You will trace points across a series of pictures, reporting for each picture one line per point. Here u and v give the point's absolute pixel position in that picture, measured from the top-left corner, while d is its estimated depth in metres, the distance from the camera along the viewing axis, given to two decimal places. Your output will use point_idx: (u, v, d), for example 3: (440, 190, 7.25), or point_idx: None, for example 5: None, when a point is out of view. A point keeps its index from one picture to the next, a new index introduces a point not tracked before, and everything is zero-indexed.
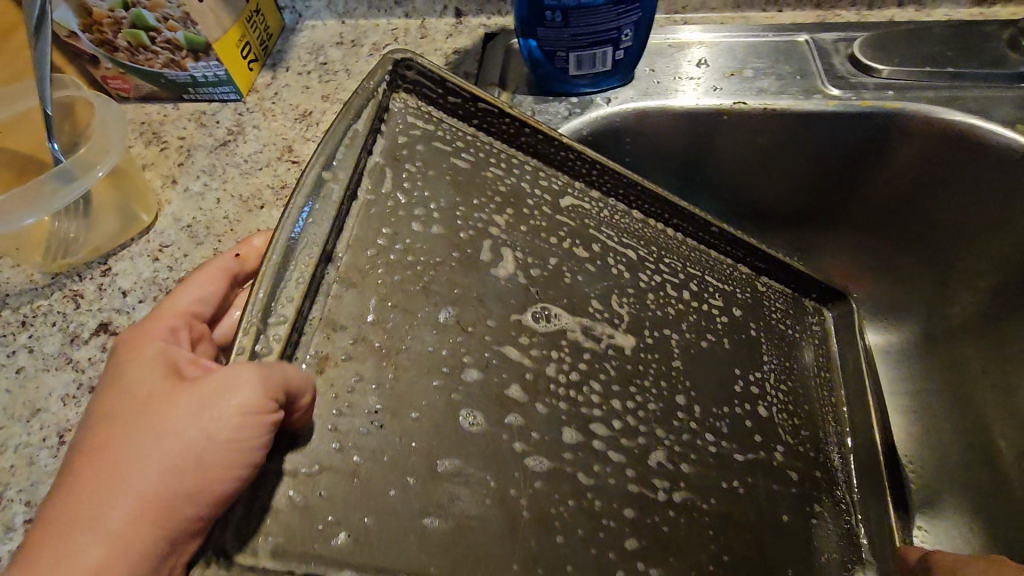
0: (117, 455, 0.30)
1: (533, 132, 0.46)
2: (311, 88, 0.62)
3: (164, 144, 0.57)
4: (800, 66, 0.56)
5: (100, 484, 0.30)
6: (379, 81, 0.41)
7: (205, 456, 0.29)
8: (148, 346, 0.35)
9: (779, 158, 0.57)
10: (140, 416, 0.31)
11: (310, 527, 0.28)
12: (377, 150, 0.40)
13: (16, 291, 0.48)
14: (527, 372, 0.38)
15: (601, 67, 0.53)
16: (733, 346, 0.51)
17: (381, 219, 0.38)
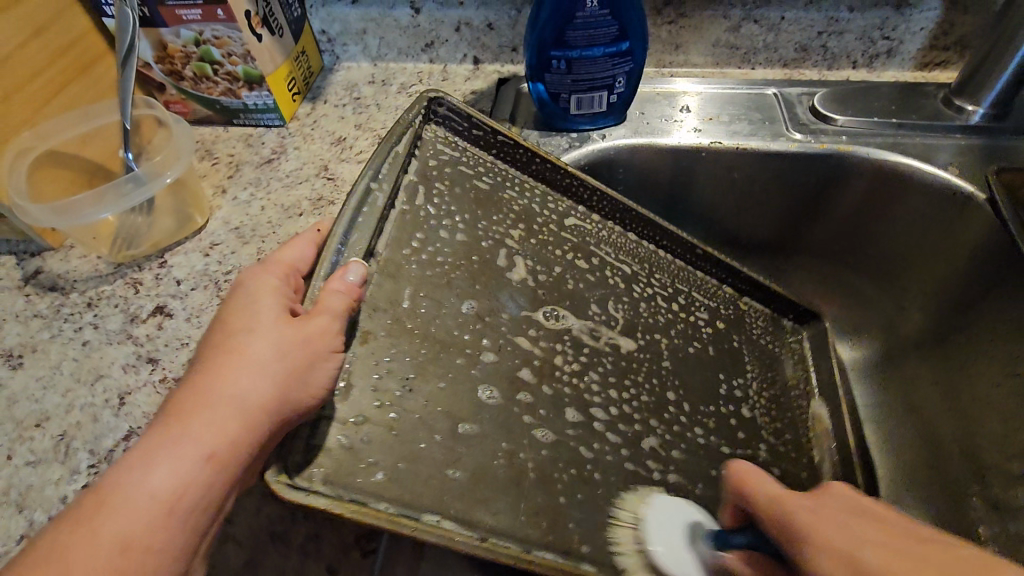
0: (227, 365, 0.34)
1: (543, 162, 0.54)
2: (346, 118, 0.70)
3: (215, 160, 0.66)
4: (769, 113, 0.65)
5: (211, 388, 0.33)
6: (415, 115, 0.49)
7: (305, 380, 0.34)
8: (260, 283, 0.38)
9: (755, 194, 0.66)
10: (250, 339, 0.35)
11: (353, 464, 0.33)
12: (411, 169, 0.47)
13: (83, 277, 0.54)
14: (534, 358, 0.45)
15: (598, 108, 0.62)
16: (717, 354, 0.58)
17: (414, 226, 0.44)
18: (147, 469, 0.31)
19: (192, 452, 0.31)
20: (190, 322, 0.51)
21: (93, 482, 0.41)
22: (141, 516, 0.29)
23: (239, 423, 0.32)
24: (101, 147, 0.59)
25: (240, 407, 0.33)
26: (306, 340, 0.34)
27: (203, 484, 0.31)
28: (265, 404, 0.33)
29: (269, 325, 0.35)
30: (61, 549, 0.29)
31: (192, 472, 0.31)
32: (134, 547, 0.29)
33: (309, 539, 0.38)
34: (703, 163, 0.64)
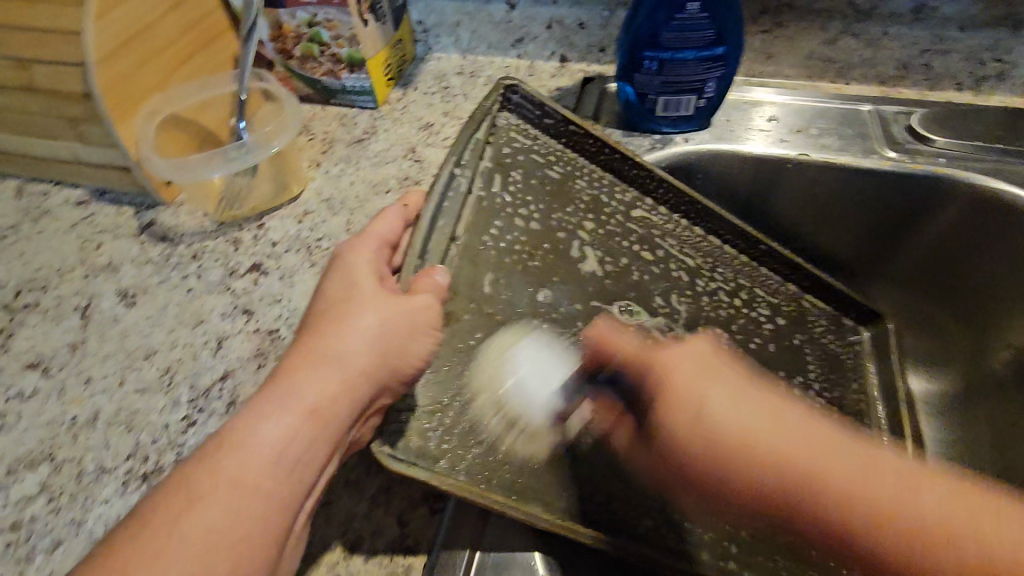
0: (329, 332, 0.36)
1: (613, 151, 0.53)
2: (434, 105, 0.73)
3: (312, 135, 0.70)
4: (862, 130, 0.64)
5: (317, 349, 0.36)
6: (493, 101, 0.50)
7: (403, 350, 0.36)
8: (361, 257, 0.41)
9: (834, 203, 0.64)
10: (353, 309, 0.37)
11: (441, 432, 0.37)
12: (486, 156, 0.48)
13: (190, 231, 0.59)
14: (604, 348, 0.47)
15: (684, 111, 0.62)
16: (777, 350, 0.57)
17: (492, 213, 0.46)
18: (258, 421, 0.33)
19: (298, 409, 0.34)
20: (283, 280, 0.55)
21: (191, 414, 0.45)
22: (255, 464, 0.32)
23: (341, 383, 0.35)
24: (216, 114, 0.64)
25: (341, 371, 0.35)
26: (404, 313, 0.36)
27: (306, 439, 0.33)
28: (366, 368, 0.35)
29: (370, 295, 0.38)
30: (184, 489, 0.32)
31: (298, 427, 0.33)
32: (249, 487, 0.31)
33: (380, 490, 0.40)
34: (787, 174, 0.63)
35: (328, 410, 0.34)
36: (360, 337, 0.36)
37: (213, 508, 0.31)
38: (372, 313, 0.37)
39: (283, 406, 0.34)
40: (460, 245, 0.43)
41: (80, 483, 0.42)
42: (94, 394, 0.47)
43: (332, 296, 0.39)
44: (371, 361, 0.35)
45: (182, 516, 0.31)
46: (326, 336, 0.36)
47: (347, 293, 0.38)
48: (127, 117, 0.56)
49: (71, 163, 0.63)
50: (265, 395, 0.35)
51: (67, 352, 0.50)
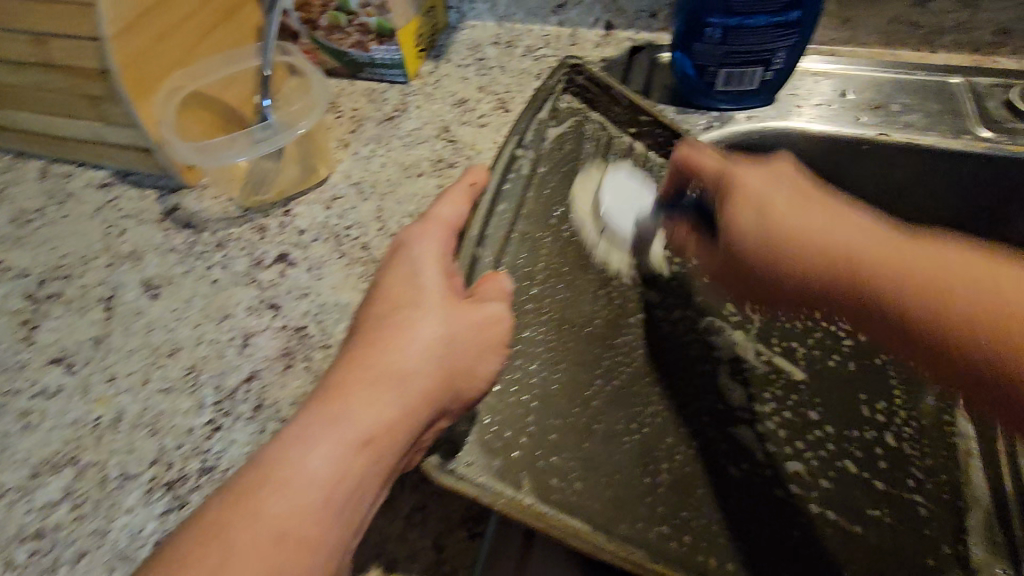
0: (389, 339, 0.33)
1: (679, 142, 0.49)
2: (468, 79, 0.67)
3: (340, 113, 0.65)
4: (953, 106, 0.56)
5: (374, 363, 0.32)
6: (556, 82, 0.48)
7: (468, 372, 0.33)
8: (423, 254, 0.37)
9: (912, 194, 0.58)
10: (418, 315, 0.34)
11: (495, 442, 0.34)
12: (550, 140, 0.47)
13: (214, 217, 0.56)
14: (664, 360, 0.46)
15: (747, 86, 0.56)
16: (856, 368, 0.51)
17: (556, 207, 0.45)
18: (310, 437, 0.29)
19: (357, 426, 0.30)
20: (311, 272, 0.52)
21: (216, 418, 0.43)
22: (310, 488, 0.28)
23: (405, 400, 0.31)
24: (241, 91, 0.60)
25: (400, 385, 0.31)
26: (473, 327, 0.34)
27: (364, 466, 0.29)
28: (432, 383, 0.32)
29: (434, 303, 0.34)
30: (219, 513, 0.28)
31: (356, 446, 0.30)
32: (303, 513, 0.28)
33: (416, 509, 0.38)
34: (865, 158, 0.57)
35: (389, 430, 0.30)
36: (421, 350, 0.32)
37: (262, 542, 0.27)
38: (432, 324, 0.33)
39: (330, 425, 0.30)
40: (517, 235, 0.42)
41: (105, 490, 0.40)
42: (119, 392, 0.45)
43: (391, 293, 0.35)
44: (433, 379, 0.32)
45: (221, 538, 0.27)
46: (383, 339, 0.33)
47: (407, 292, 0.35)
48: (147, 96, 0.53)
49: (92, 144, 0.60)
50: (315, 407, 0.31)
51: (92, 347, 0.48)
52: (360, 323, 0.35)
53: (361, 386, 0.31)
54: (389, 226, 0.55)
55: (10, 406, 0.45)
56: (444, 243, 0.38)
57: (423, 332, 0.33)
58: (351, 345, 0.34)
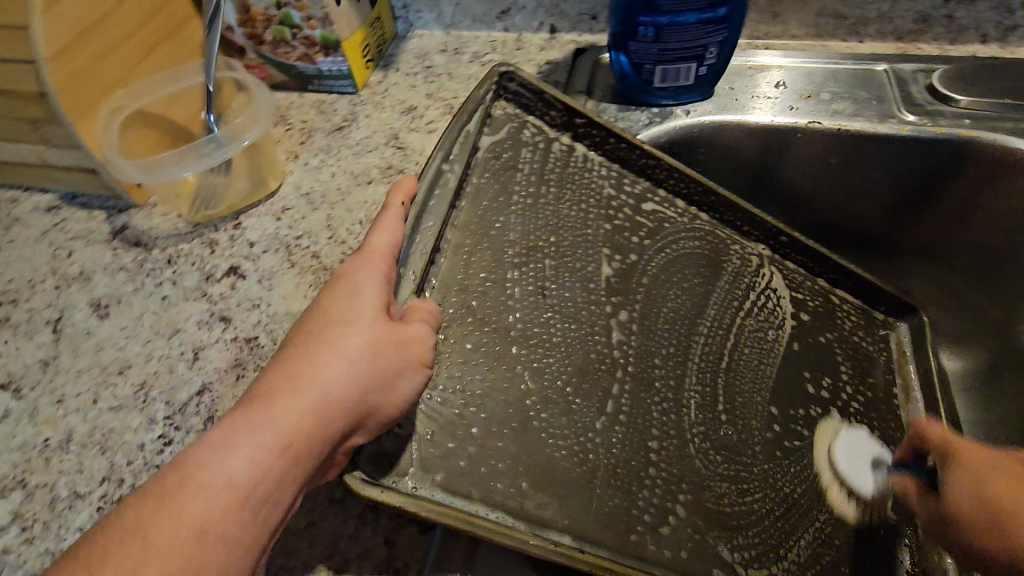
0: (313, 355, 0.32)
1: (619, 142, 0.52)
2: (417, 87, 0.68)
3: (290, 125, 0.66)
4: (879, 92, 0.59)
5: (297, 375, 0.31)
6: (487, 91, 0.48)
7: (391, 390, 0.33)
8: (362, 273, 0.36)
9: (847, 179, 0.60)
10: (342, 331, 0.33)
11: (437, 456, 0.35)
12: (482, 147, 0.47)
13: (164, 234, 0.56)
14: (614, 353, 0.45)
15: (683, 81, 0.58)
16: (801, 349, 0.54)
17: (492, 213, 0.45)
18: (223, 449, 0.29)
19: (272, 441, 0.29)
20: (262, 284, 0.52)
21: (167, 432, 0.43)
22: (220, 500, 0.28)
23: (323, 417, 0.31)
24: (187, 108, 0.61)
25: (321, 399, 0.31)
26: (401, 346, 0.33)
27: (278, 476, 0.29)
28: (352, 400, 0.31)
29: (365, 319, 0.34)
30: (125, 522, 0.27)
31: (269, 460, 0.29)
32: (208, 526, 0.27)
33: (366, 509, 0.38)
34: (798, 145, 0.59)
35: (305, 446, 0.30)
36: (343, 367, 0.32)
37: (164, 553, 0.26)
38: (359, 341, 0.33)
39: (244, 435, 0.29)
40: (449, 247, 0.42)
41: (53, 511, 0.40)
42: (68, 413, 0.45)
43: (325, 309, 0.35)
44: (352, 398, 0.31)
45: (122, 548, 0.26)
46: (309, 353, 0.32)
47: (340, 308, 0.34)
48: (89, 116, 0.53)
49: (36, 167, 0.59)
50: (233, 421, 0.30)
51: (40, 369, 0.48)
52: (291, 337, 0.34)
53: (282, 396, 0.31)
54: (339, 235, 0.55)
55: None
56: (383, 260, 0.37)
57: (349, 350, 0.32)
58: (280, 358, 0.33)
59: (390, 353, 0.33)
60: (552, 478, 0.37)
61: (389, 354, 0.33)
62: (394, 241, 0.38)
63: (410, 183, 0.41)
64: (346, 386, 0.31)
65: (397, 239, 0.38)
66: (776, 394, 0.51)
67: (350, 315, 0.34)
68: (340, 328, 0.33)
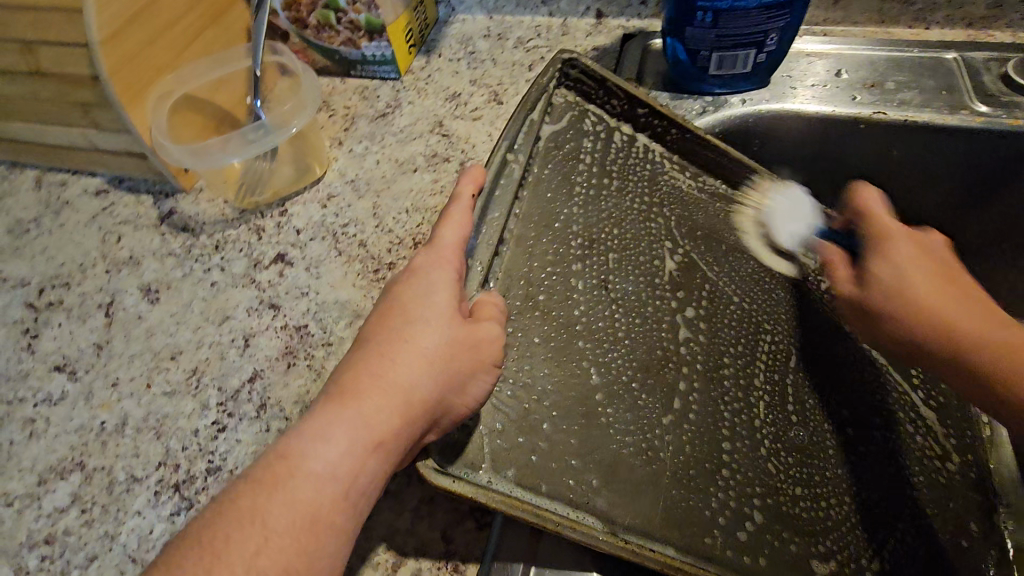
0: (395, 355, 0.32)
1: (689, 136, 0.50)
2: (460, 73, 0.67)
3: (333, 111, 0.65)
4: (947, 81, 0.56)
5: (372, 378, 0.31)
6: (550, 78, 0.47)
7: (464, 392, 0.32)
8: (432, 270, 0.35)
9: (909, 172, 0.58)
10: (422, 330, 0.32)
11: (509, 451, 0.34)
12: (544, 136, 0.46)
13: (212, 220, 0.56)
14: (673, 349, 0.43)
15: (740, 69, 0.55)
16: (864, 355, 0.53)
17: (553, 204, 0.44)
18: (313, 449, 0.29)
19: (363, 442, 0.29)
20: (309, 272, 0.52)
21: (220, 419, 0.43)
22: (317, 502, 0.27)
23: (409, 418, 0.30)
24: (232, 92, 0.60)
25: (399, 403, 0.30)
26: (475, 348, 0.33)
27: (360, 482, 0.29)
28: (435, 401, 0.31)
29: (438, 321, 0.33)
30: (220, 522, 0.27)
31: (359, 462, 0.29)
32: (308, 527, 0.27)
33: (423, 501, 0.38)
34: (858, 136, 0.56)
35: (384, 452, 0.29)
36: (419, 370, 0.31)
37: (259, 560, 0.26)
38: (433, 344, 0.32)
39: (326, 439, 0.29)
40: (511, 237, 0.41)
41: (112, 494, 0.40)
42: (123, 397, 0.45)
43: (396, 309, 0.34)
44: (429, 401, 0.31)
45: (221, 551, 0.26)
46: (384, 355, 0.32)
47: (413, 309, 0.33)
48: (138, 102, 0.53)
49: (87, 151, 0.60)
50: (318, 419, 0.30)
51: (94, 353, 0.48)
52: (363, 337, 0.34)
53: (359, 400, 0.30)
54: (385, 223, 0.54)
55: (15, 415, 0.45)
56: (453, 257, 0.36)
57: (423, 353, 0.32)
58: (353, 359, 0.33)
59: (463, 355, 0.32)
60: (622, 476, 0.36)
61: (463, 356, 0.32)
62: (461, 236, 0.37)
63: (475, 171, 0.40)
64: (423, 390, 0.31)
65: (464, 235, 0.37)
66: (843, 396, 0.50)
67: (423, 316, 0.33)
68: (413, 330, 0.33)
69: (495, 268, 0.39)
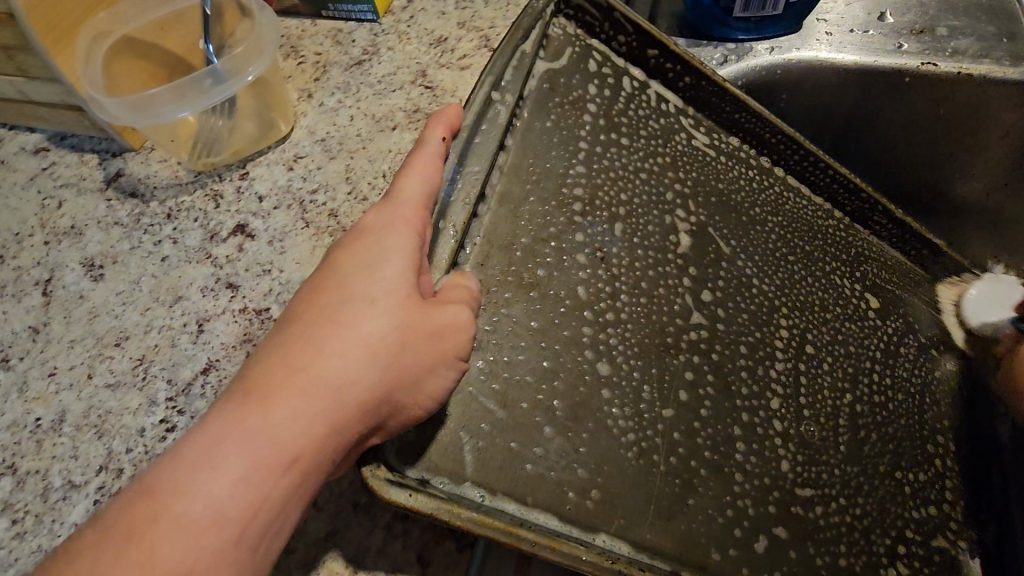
0: (324, 343, 0.27)
1: (712, 85, 0.44)
2: (447, 14, 0.58)
3: (301, 58, 0.57)
4: (1007, 27, 0.49)
5: (302, 372, 0.26)
6: (547, 4, 0.39)
7: (418, 389, 0.28)
8: (378, 238, 0.29)
9: (952, 140, 0.51)
10: (362, 315, 0.27)
11: (497, 459, 0.31)
12: (538, 73, 0.39)
13: (163, 184, 0.50)
14: (682, 343, 0.38)
15: (770, 11, 0.48)
16: (885, 334, 0.49)
17: (546, 171, 0.37)
18: (212, 463, 0.24)
19: (271, 456, 0.24)
20: (272, 246, 0.45)
21: (170, 416, 0.38)
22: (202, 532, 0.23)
23: (337, 426, 0.26)
24: (182, 37, 0.52)
25: (332, 406, 0.26)
26: (431, 341, 0.28)
27: (281, 500, 0.24)
28: (371, 404, 0.27)
29: (383, 303, 0.28)
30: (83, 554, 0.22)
31: (265, 481, 0.24)
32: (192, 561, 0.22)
33: (396, 517, 0.33)
34: (902, 91, 0.49)
35: (315, 463, 0.25)
36: (358, 367, 0.26)
37: None
38: (375, 334, 0.27)
39: (235, 447, 0.24)
40: (494, 194, 0.35)
41: (46, 502, 0.36)
42: (61, 390, 0.40)
43: (335, 283, 0.29)
44: (370, 401, 0.26)
45: None
46: (314, 344, 0.27)
47: (354, 287, 0.28)
48: (64, 44, 0.45)
49: (20, 103, 0.52)
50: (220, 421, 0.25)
51: (29, 338, 0.43)
52: (292, 314, 0.28)
53: (282, 398, 0.25)
54: (359, 190, 0.48)
55: None
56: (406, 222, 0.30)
57: (363, 343, 0.27)
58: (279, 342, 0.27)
59: (414, 349, 0.28)
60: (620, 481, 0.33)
61: (413, 350, 0.28)
62: (416, 194, 0.31)
63: (445, 116, 0.34)
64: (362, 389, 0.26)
65: (420, 192, 0.31)
66: (857, 384, 0.45)
67: (365, 298, 0.28)
68: (352, 314, 0.27)
69: (473, 232, 0.34)
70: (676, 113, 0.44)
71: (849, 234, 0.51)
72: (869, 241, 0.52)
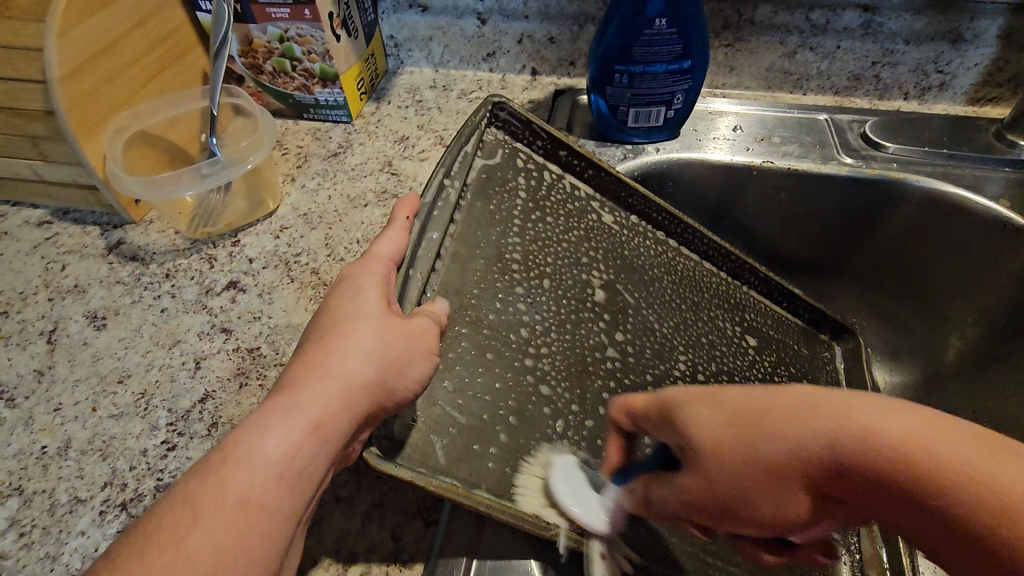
0: (329, 348, 0.36)
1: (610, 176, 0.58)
2: (408, 119, 0.72)
3: (286, 150, 0.69)
4: (820, 138, 0.67)
5: (315, 368, 0.34)
6: (481, 117, 0.53)
7: (401, 375, 0.36)
8: (363, 280, 0.40)
9: (796, 217, 0.68)
10: (354, 326, 0.36)
11: (458, 454, 0.39)
12: (478, 165, 0.52)
13: (162, 250, 0.58)
14: (599, 366, 0.49)
15: (654, 122, 0.64)
16: (762, 362, 0.62)
17: (488, 235, 0.49)
18: (256, 436, 0.31)
19: (297, 427, 0.32)
20: (261, 297, 0.54)
21: (170, 438, 0.44)
22: (255, 482, 0.30)
23: (342, 404, 0.34)
24: (186, 131, 0.63)
25: (338, 388, 0.34)
26: (409, 338, 0.37)
27: (307, 457, 0.32)
28: (367, 388, 0.34)
29: (370, 318, 0.37)
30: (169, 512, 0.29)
31: (294, 446, 0.32)
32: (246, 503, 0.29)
33: (373, 505, 0.41)
34: (754, 180, 0.66)
35: (329, 430, 0.33)
36: (354, 360, 0.35)
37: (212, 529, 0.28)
38: (364, 337, 0.36)
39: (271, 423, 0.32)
40: (447, 254, 0.46)
41: (53, 516, 0.41)
42: (66, 421, 0.45)
43: (337, 310, 0.38)
44: (365, 384, 0.34)
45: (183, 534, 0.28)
46: (323, 350, 0.36)
47: (349, 310, 0.38)
48: (92, 134, 0.54)
49: (32, 182, 0.60)
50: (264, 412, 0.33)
51: (35, 380, 0.48)
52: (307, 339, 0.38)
53: (302, 387, 0.34)
54: (337, 253, 0.58)
55: None
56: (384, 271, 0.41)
57: (356, 344, 0.36)
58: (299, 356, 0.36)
59: (394, 344, 0.36)
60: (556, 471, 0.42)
61: (393, 344, 0.36)
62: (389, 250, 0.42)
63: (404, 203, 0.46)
64: (358, 374, 0.34)
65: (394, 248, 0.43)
66: None
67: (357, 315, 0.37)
68: (346, 327, 0.37)
69: (432, 282, 0.45)
70: (587, 198, 0.58)
71: (730, 286, 0.65)
72: (747, 293, 0.66)
